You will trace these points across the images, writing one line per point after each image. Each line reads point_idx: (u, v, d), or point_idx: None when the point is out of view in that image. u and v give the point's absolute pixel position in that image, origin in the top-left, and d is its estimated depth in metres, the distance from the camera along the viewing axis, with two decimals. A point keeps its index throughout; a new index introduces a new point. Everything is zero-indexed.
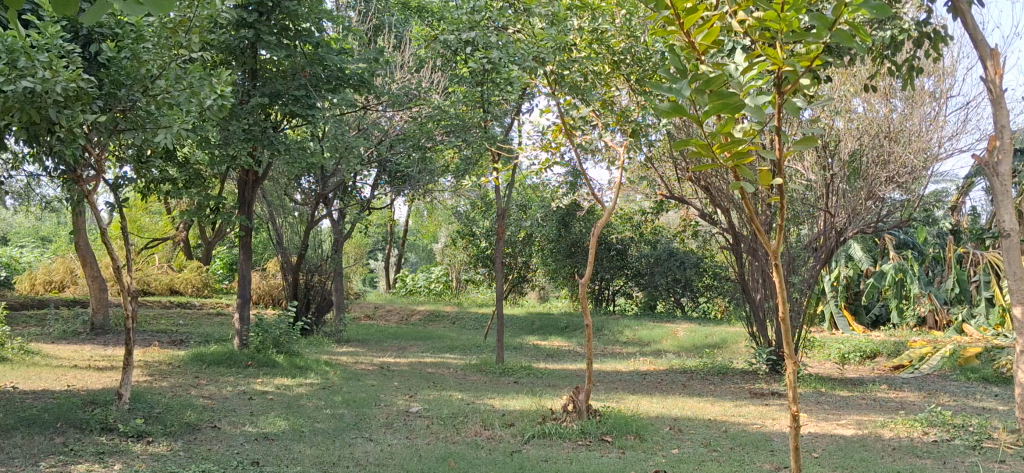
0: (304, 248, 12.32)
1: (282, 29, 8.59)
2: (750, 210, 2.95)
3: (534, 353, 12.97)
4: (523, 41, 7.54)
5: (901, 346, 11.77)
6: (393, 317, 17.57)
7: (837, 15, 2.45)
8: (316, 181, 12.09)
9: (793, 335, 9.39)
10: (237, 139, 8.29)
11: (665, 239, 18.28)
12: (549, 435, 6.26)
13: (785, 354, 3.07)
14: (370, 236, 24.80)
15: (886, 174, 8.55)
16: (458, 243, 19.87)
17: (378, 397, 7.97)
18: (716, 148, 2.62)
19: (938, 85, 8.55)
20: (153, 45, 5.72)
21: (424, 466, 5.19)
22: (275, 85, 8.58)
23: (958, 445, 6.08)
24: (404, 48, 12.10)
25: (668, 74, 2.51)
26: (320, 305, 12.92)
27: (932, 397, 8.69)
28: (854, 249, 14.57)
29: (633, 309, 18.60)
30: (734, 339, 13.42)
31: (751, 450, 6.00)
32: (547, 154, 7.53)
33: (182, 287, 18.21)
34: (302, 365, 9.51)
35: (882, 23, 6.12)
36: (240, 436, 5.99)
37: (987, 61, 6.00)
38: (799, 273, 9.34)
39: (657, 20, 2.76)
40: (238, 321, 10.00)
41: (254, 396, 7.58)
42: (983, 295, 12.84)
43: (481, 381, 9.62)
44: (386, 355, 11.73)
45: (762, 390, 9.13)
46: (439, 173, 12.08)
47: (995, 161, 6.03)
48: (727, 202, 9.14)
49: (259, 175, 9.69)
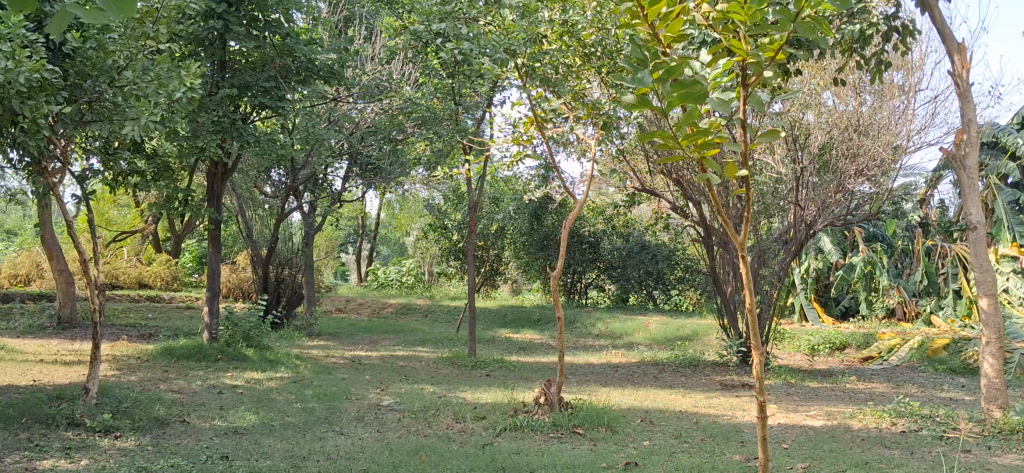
0: (274, 241, 12.19)
1: (252, 20, 8.49)
2: (717, 202, 2.90)
3: (506, 346, 12.97)
4: (494, 33, 7.49)
5: (870, 337, 11.87)
6: (364, 310, 17.50)
7: (800, 8, 2.49)
8: (286, 172, 12.26)
9: (763, 327, 9.39)
10: (206, 130, 8.19)
11: (637, 231, 18.34)
12: (521, 427, 6.26)
13: (753, 345, 3.05)
14: (342, 229, 24.65)
15: (855, 167, 8.62)
16: (430, 235, 19.82)
17: (349, 391, 7.94)
18: (681, 140, 2.62)
19: (907, 79, 8.62)
20: (120, 36, 5.62)
21: (395, 460, 5.17)
22: (244, 76, 8.48)
23: (925, 436, 6.14)
24: (374, 40, 12.07)
25: (631, 65, 2.53)
26: (291, 298, 12.85)
27: (901, 388, 8.79)
28: (824, 242, 14.49)
29: (605, 302, 18.68)
30: (705, 332, 13.50)
31: (721, 441, 6.03)
32: (519, 147, 7.55)
33: (151, 280, 18.01)
34: (272, 358, 9.46)
35: (850, 17, 6.12)
36: (209, 430, 5.95)
37: (954, 56, 6.05)
38: (769, 266, 9.32)
39: (625, 12, 2.76)
40: (208, 315, 9.88)
41: (224, 390, 7.52)
42: (951, 287, 12.97)
43: (454, 374, 9.60)
44: (358, 348, 11.70)
45: (732, 382, 9.19)
46: (411, 165, 12.07)
47: (962, 154, 6.07)
48: (698, 195, 9.17)
49: (228, 167, 9.60)
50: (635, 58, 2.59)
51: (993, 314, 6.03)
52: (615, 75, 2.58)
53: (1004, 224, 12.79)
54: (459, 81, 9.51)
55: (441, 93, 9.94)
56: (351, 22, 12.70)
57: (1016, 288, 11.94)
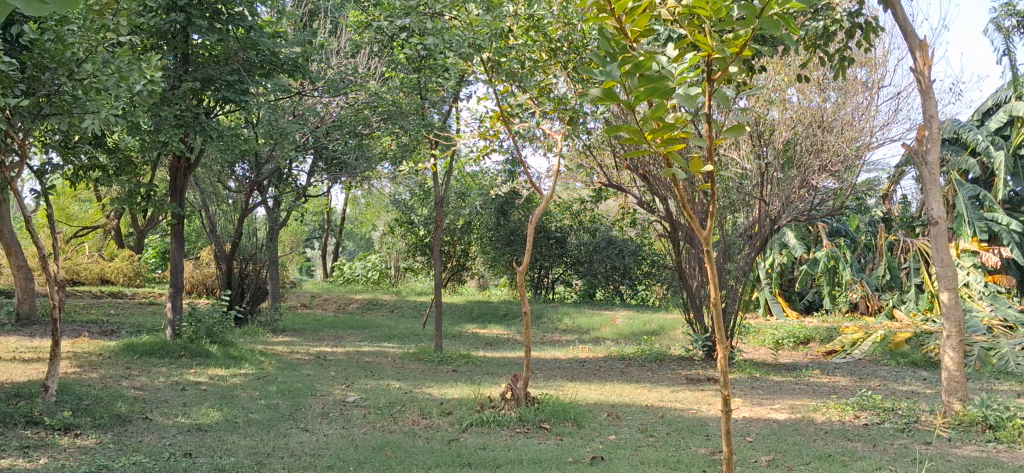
0: (238, 235, 12.09)
1: (215, 12, 8.37)
2: (683, 198, 2.87)
3: (473, 341, 12.97)
4: (458, 27, 7.45)
5: (833, 331, 11.98)
6: (330, 306, 17.40)
7: (766, 4, 2.49)
8: (251, 166, 12.03)
9: (728, 322, 9.47)
10: (169, 124, 8.06)
11: (604, 227, 18.38)
12: (487, 422, 6.24)
13: (717, 339, 3.04)
14: (307, 224, 24.51)
15: (819, 163, 8.69)
16: (396, 230, 19.76)
17: (314, 387, 7.88)
18: (647, 134, 2.60)
19: (870, 75, 8.68)
20: (79, 28, 5.50)
21: (359, 457, 5.14)
22: (206, 70, 8.34)
23: (887, 428, 6.20)
24: (340, 34, 11.99)
25: (597, 59, 2.52)
26: (256, 292, 12.77)
27: (863, 381, 8.88)
28: (788, 237, 14.75)
29: (572, 297, 18.73)
30: (671, 326, 13.58)
31: (686, 435, 6.05)
32: (485, 142, 7.52)
33: (113, 276, 17.78)
34: (236, 355, 9.38)
35: (814, 14, 6.17)
36: (172, 427, 5.88)
37: (915, 53, 6.11)
38: (734, 261, 9.39)
39: (591, 5, 2.74)
40: (171, 311, 9.77)
41: (187, 387, 7.44)
42: (913, 282, 13.12)
43: (420, 370, 9.57)
44: (323, 344, 11.62)
45: (697, 376, 9.24)
46: (377, 160, 12.02)
47: (923, 150, 6.13)
48: (664, 191, 9.20)
49: (191, 162, 9.47)
50: (602, 51, 2.57)
51: (954, 308, 6.07)
52: (582, 69, 2.56)
53: (965, 219, 12.97)
54: (425, 75, 9.46)
55: (407, 88, 9.91)
56: (316, 16, 12.61)
57: (976, 283, 12.10)
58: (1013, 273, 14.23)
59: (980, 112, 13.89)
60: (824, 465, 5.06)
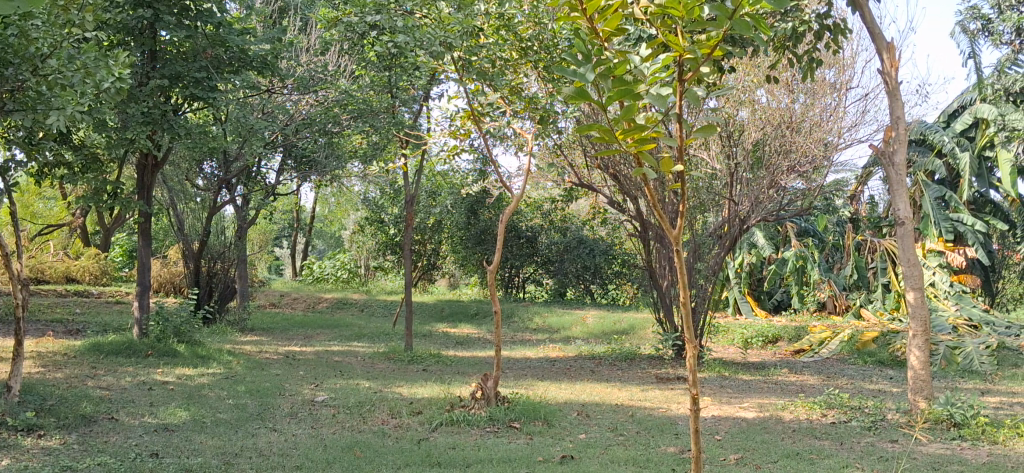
0: (206, 234, 12.00)
1: (183, 9, 8.32)
2: (654, 197, 2.85)
3: (444, 340, 12.95)
4: (429, 26, 7.42)
5: (801, 331, 12.08)
6: (299, 305, 17.31)
7: (737, 6, 2.49)
8: (219, 165, 12.07)
9: (697, 322, 9.52)
10: (136, 121, 7.94)
11: (575, 226, 18.39)
12: (457, 422, 6.23)
13: (686, 338, 3.04)
14: (276, 223, 24.36)
15: (788, 163, 8.76)
16: (366, 229, 19.66)
17: (282, 386, 7.82)
18: (618, 134, 2.59)
19: (838, 76, 8.75)
20: (44, 24, 5.44)
21: (328, 456, 5.11)
22: (174, 66, 8.24)
23: (854, 427, 6.25)
24: (309, 31, 11.92)
25: (570, 59, 2.50)
26: (224, 292, 12.68)
27: (831, 380, 8.95)
28: (757, 236, 14.81)
29: (543, 296, 18.75)
30: (641, 325, 13.64)
31: (656, 434, 6.07)
32: (456, 141, 7.50)
33: (79, 275, 17.58)
34: (204, 354, 9.30)
35: (783, 15, 6.21)
36: (139, 427, 5.82)
37: (883, 55, 6.16)
38: (704, 260, 9.44)
39: (564, 4, 2.72)
40: (137, 310, 9.66)
41: (154, 387, 7.37)
42: (880, 281, 13.26)
43: (389, 369, 9.54)
44: (292, 344, 11.56)
45: (667, 376, 9.28)
46: (346, 158, 11.95)
47: (891, 151, 6.19)
48: (635, 190, 9.21)
49: (159, 159, 9.36)
50: (575, 51, 2.55)
51: (920, 308, 6.12)
52: (555, 67, 2.54)
53: (931, 220, 13.11)
54: (396, 73, 9.43)
55: (377, 86, 9.86)
56: (286, 13, 12.53)
57: (941, 283, 12.26)
58: (977, 273, 14.42)
59: (946, 114, 14.07)
60: (791, 463, 5.09)
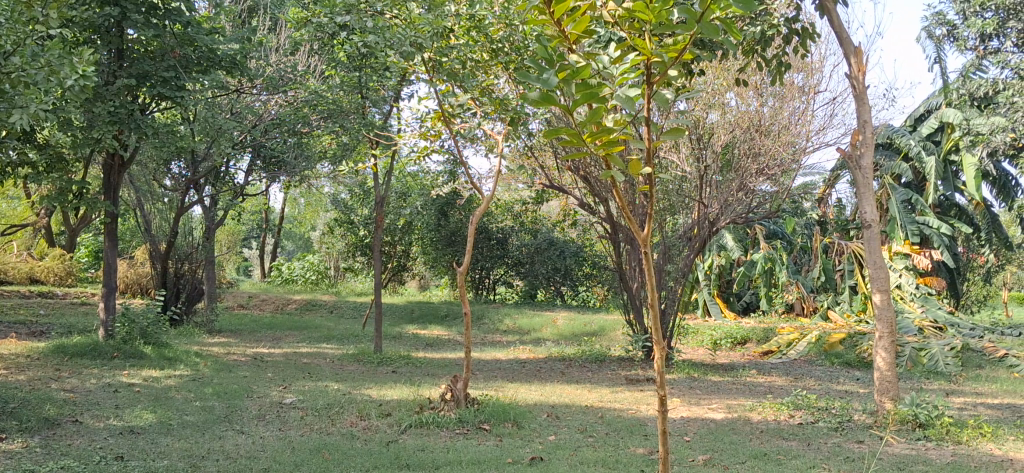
0: (173, 235, 11.89)
1: (150, 7, 8.25)
2: (623, 200, 2.84)
3: (413, 342, 12.90)
4: (398, 26, 7.38)
5: (770, 332, 12.17)
6: (268, 307, 17.19)
7: (706, 9, 2.49)
8: (187, 165, 11.94)
9: (666, 323, 9.56)
10: (102, 121, 7.81)
11: (545, 228, 18.41)
12: (426, 424, 6.20)
13: (654, 339, 3.04)
14: (244, 224, 24.19)
15: (756, 166, 8.82)
16: (336, 230, 19.56)
17: (250, 388, 7.77)
18: (587, 137, 2.58)
19: (807, 80, 8.81)
20: (5, 20, 5.30)
21: (296, 459, 5.07)
22: (142, 65, 8.16)
23: (822, 428, 6.30)
24: (279, 31, 11.84)
25: (536, 63, 2.48)
26: (191, 293, 12.58)
27: (799, 381, 9.02)
28: (726, 239, 14.90)
29: (513, 298, 18.75)
30: (611, 327, 13.67)
31: (625, 435, 6.09)
32: (426, 142, 7.48)
33: (43, 276, 17.36)
34: (170, 356, 9.21)
35: (752, 19, 6.26)
36: (103, 430, 5.75)
37: (851, 59, 6.21)
38: (673, 262, 9.48)
39: (532, 7, 2.72)
40: (103, 311, 9.49)
41: (120, 389, 7.29)
42: (847, 283, 13.38)
43: (358, 371, 9.49)
44: (260, 345, 11.48)
45: (637, 377, 9.31)
46: (316, 159, 11.90)
47: (858, 154, 6.24)
48: (605, 192, 9.23)
49: (125, 159, 9.25)
50: (539, 56, 2.54)
51: (886, 309, 6.17)
52: (521, 72, 2.54)
53: (898, 222, 13.25)
54: (366, 74, 9.39)
55: (347, 86, 9.83)
56: (255, 13, 12.46)
57: (908, 285, 12.39)
58: (943, 275, 14.57)
59: (912, 117, 14.23)
60: (759, 464, 5.11)
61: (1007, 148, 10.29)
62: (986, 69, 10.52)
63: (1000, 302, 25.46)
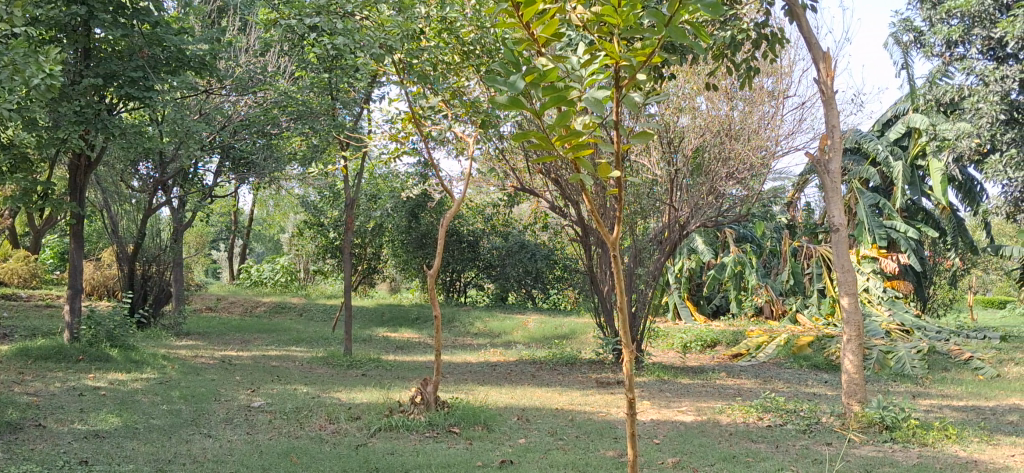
0: (140, 237, 11.76)
1: (118, 7, 8.16)
2: (592, 204, 2.83)
3: (383, 345, 12.83)
4: (368, 27, 7.35)
5: (739, 335, 12.23)
6: (236, 309, 17.05)
7: (674, 13, 2.49)
8: (155, 166, 11.83)
9: (637, 326, 9.59)
10: (68, 121, 7.71)
11: (516, 231, 18.43)
12: (395, 427, 6.17)
13: (623, 343, 3.03)
14: (213, 226, 23.98)
15: (726, 170, 8.88)
16: (305, 232, 19.44)
17: (218, 392, 7.70)
18: (555, 140, 2.58)
19: (776, 85, 8.89)
20: None
21: (265, 463, 5.02)
22: (109, 65, 8.06)
23: (790, 430, 6.34)
24: (248, 32, 11.77)
25: (504, 66, 2.47)
26: (159, 296, 12.46)
27: (768, 384, 9.10)
28: (696, 242, 14.97)
29: (484, 301, 18.74)
30: (582, 330, 13.69)
31: (595, 438, 6.10)
32: (396, 144, 7.46)
33: (7, 277, 17.11)
34: (137, 359, 9.10)
35: (722, 23, 6.30)
36: (67, 434, 5.67)
37: (820, 64, 6.26)
38: (644, 265, 9.50)
39: (500, 11, 2.72)
40: (68, 314, 9.34)
41: (85, 392, 7.19)
42: (816, 287, 13.50)
43: (328, 374, 9.45)
44: (228, 348, 11.39)
45: (607, 380, 9.33)
46: (285, 160, 11.85)
47: (827, 158, 6.28)
48: (576, 195, 9.24)
49: (91, 160, 9.13)
50: (508, 62, 2.54)
51: (854, 312, 6.21)
52: (489, 76, 2.52)
53: (865, 227, 13.38)
54: (336, 75, 9.35)
55: (318, 88, 9.79)
56: (225, 13, 12.39)
57: (875, 288, 12.51)
58: (910, 279, 14.73)
59: (880, 123, 14.39)
60: (728, 466, 5.14)
61: (972, 153, 10.43)
62: (952, 75, 10.68)
63: (964, 304, 25.79)
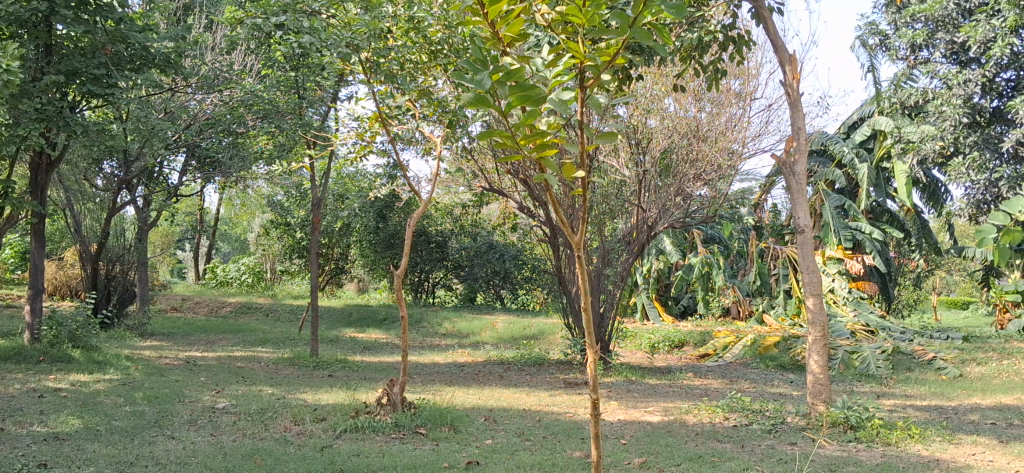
0: (104, 236, 11.64)
1: (81, 3, 7.91)
2: (556, 204, 2.80)
3: (350, 345, 12.76)
4: (335, 26, 7.29)
5: (706, 336, 12.29)
6: (201, 309, 16.90)
7: (638, 14, 2.48)
8: (119, 165, 11.70)
9: (604, 327, 9.61)
10: (28, 118, 7.58)
11: (484, 231, 18.43)
12: (362, 428, 6.13)
13: (587, 343, 3.02)
14: (179, 225, 23.77)
15: (694, 171, 8.93)
16: (272, 233, 19.32)
17: (182, 393, 7.62)
18: (520, 140, 2.55)
19: (743, 86, 8.93)
20: None
21: (229, 465, 4.97)
22: (72, 62, 7.93)
23: (756, 429, 6.37)
24: (214, 29, 11.67)
25: (469, 64, 2.43)
26: (122, 296, 12.32)
27: (735, 384, 9.16)
28: (664, 242, 15.03)
29: (452, 301, 18.72)
30: (550, 331, 13.70)
31: (563, 439, 6.09)
32: (363, 143, 7.42)
33: None
34: (100, 360, 8.99)
35: (690, 25, 6.30)
36: (27, 437, 5.59)
37: (786, 66, 6.29)
38: (613, 266, 9.52)
39: (466, 9, 2.69)
40: (28, 314, 9.18)
41: (46, 393, 7.09)
42: (781, 287, 13.61)
43: (294, 375, 9.39)
44: (193, 349, 11.29)
45: (575, 380, 9.35)
46: (251, 159, 11.76)
47: (792, 160, 6.31)
48: (544, 195, 9.23)
49: (53, 158, 9.01)
50: (473, 60, 2.51)
51: (819, 314, 6.26)
52: (454, 73, 2.49)
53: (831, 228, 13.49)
54: (303, 74, 9.32)
55: (285, 87, 9.76)
56: (191, 10, 12.28)
57: (840, 289, 12.62)
58: (875, 279, 14.87)
59: (846, 125, 14.52)
60: (695, 466, 5.15)
61: (936, 156, 10.56)
62: (916, 78, 10.82)
63: (926, 306, 26.16)
